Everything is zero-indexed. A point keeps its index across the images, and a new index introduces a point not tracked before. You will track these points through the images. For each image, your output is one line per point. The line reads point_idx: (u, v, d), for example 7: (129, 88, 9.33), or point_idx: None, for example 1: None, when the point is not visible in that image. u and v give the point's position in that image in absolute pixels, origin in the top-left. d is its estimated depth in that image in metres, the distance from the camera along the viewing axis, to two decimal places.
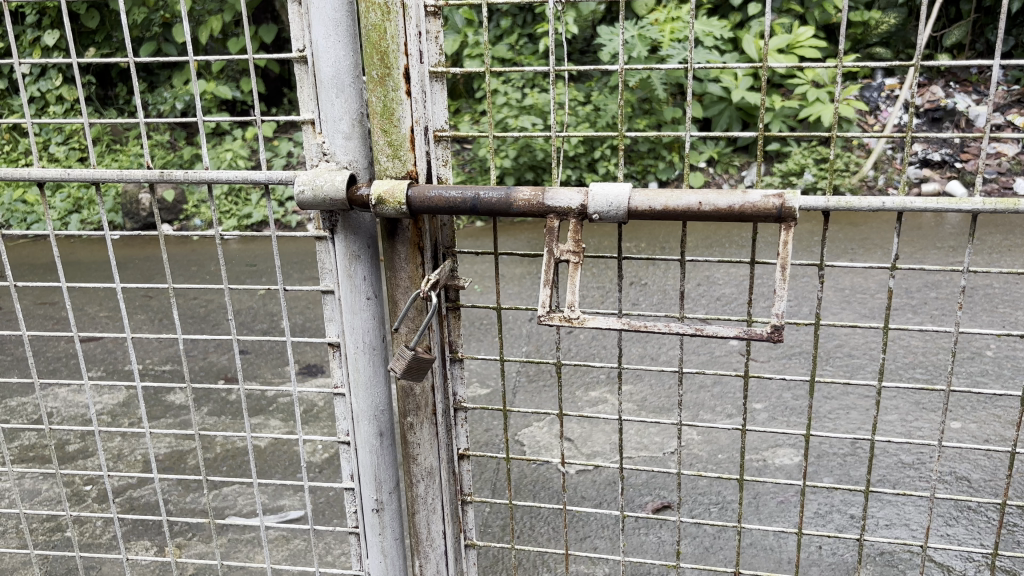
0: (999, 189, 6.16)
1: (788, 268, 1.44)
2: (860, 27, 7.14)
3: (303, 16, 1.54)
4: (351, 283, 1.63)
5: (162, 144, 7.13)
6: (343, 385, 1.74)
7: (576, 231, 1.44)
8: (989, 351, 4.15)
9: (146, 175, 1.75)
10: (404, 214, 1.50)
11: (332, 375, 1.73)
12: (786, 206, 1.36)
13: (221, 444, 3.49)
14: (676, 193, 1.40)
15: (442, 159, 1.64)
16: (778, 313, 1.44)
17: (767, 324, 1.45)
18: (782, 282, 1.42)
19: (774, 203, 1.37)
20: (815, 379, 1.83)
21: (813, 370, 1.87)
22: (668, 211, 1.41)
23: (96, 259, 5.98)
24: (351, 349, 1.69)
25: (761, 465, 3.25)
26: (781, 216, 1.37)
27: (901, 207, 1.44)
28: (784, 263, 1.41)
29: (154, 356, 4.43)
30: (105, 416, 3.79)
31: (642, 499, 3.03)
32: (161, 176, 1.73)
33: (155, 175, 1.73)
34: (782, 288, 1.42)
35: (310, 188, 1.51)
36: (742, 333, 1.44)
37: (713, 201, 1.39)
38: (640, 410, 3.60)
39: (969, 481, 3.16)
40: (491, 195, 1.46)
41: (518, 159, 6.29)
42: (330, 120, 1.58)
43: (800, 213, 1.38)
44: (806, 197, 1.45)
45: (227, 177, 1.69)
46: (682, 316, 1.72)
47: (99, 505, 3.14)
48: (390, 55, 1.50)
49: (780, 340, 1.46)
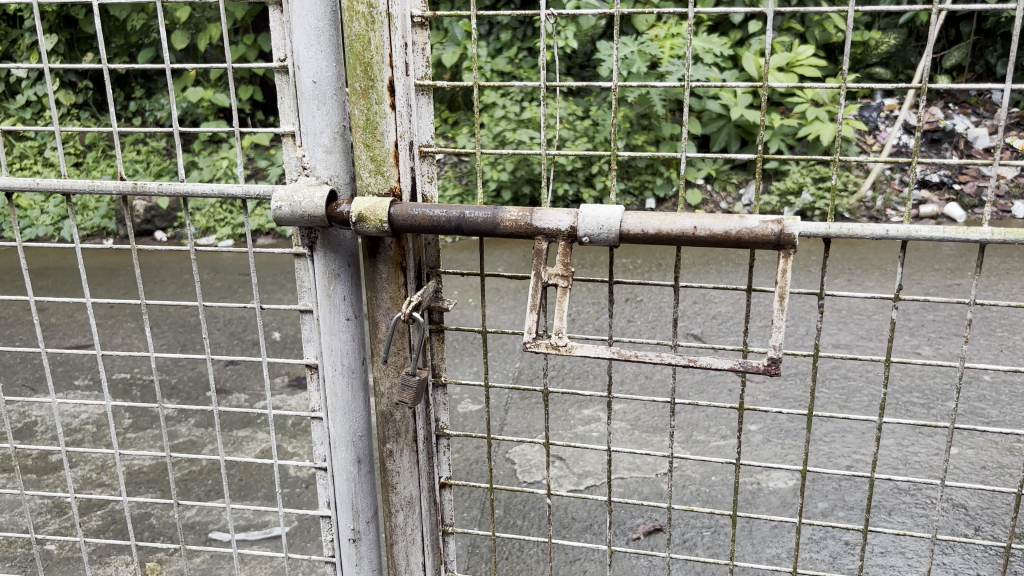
0: (997, 212, 6.16)
1: (786, 297, 1.37)
2: (860, 47, 7.17)
3: (285, 24, 1.50)
4: (330, 302, 1.58)
5: (158, 152, 7.11)
6: (320, 409, 1.68)
7: (565, 254, 1.38)
8: (987, 376, 4.13)
9: (119, 187, 1.68)
10: (384, 233, 1.44)
11: (309, 397, 1.68)
12: (786, 232, 1.30)
13: (207, 458, 3.46)
14: (671, 216, 1.34)
15: (428, 175, 1.59)
16: (775, 345, 1.37)
17: (764, 356, 1.38)
18: (780, 312, 1.35)
19: (773, 229, 1.31)
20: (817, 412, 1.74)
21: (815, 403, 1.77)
22: (662, 235, 1.35)
23: (87, 266, 5.95)
24: (329, 372, 1.63)
25: (754, 488, 3.22)
26: (780, 242, 1.31)
27: (905, 235, 1.38)
28: (783, 292, 1.35)
29: (142, 366, 4.39)
30: (89, 426, 3.76)
31: (633, 521, 2.99)
32: (135, 187, 1.66)
33: (129, 186, 1.67)
34: (779, 318, 1.36)
35: (287, 204, 1.45)
36: (737, 365, 1.37)
37: (709, 225, 1.33)
38: (633, 430, 3.57)
39: (966, 508, 3.14)
40: (476, 215, 1.40)
41: (515, 172, 6.23)
42: (311, 132, 1.53)
43: (800, 239, 1.32)
44: (806, 223, 1.39)
45: (203, 189, 1.62)
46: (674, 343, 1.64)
47: (80, 518, 3.09)
48: (375, 66, 1.46)
49: (777, 373, 1.39)
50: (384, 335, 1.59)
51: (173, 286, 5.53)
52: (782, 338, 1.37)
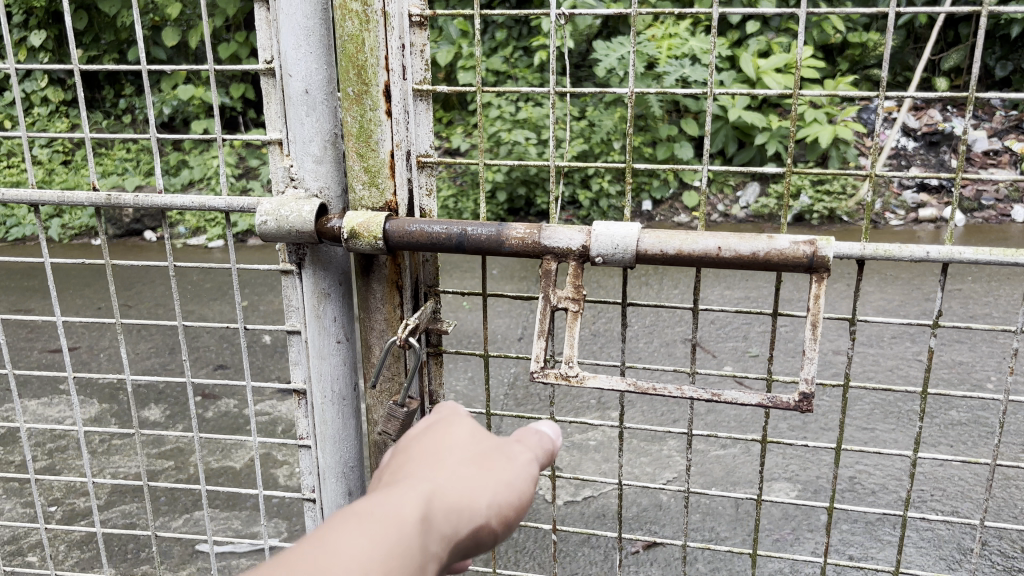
0: (996, 216, 6.10)
1: (818, 325, 1.28)
2: (858, 48, 7.10)
3: (272, 23, 1.41)
4: (320, 325, 1.49)
5: (149, 150, 7.02)
6: (308, 437, 1.59)
7: (576, 275, 1.29)
8: (990, 383, 4.06)
9: (92, 198, 1.58)
10: (379, 250, 1.34)
11: (297, 425, 1.58)
12: (818, 254, 1.21)
13: (197, 465, 3.37)
14: (693, 236, 1.25)
15: (426, 187, 1.49)
16: (807, 378, 1.28)
17: (795, 391, 1.29)
18: (812, 342, 1.26)
19: (805, 251, 1.22)
20: (840, 444, 1.66)
21: (841, 438, 1.68)
22: (682, 255, 1.26)
23: (76, 266, 5.85)
24: (318, 399, 1.53)
25: (756, 499, 3.13)
26: (811, 265, 1.22)
27: (947, 258, 1.29)
28: (816, 320, 1.26)
29: (130, 369, 4.29)
30: (75, 432, 3.66)
31: (633, 534, 2.90)
32: (109, 199, 1.56)
33: (103, 198, 1.57)
34: (812, 349, 1.27)
35: (274, 218, 1.35)
36: (766, 400, 1.28)
37: (734, 245, 1.24)
38: (632, 439, 3.48)
39: (973, 521, 3.06)
40: (479, 232, 1.31)
41: (511, 173, 6.14)
42: (299, 140, 1.43)
43: (832, 262, 1.23)
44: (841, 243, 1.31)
45: (182, 201, 1.53)
46: (693, 374, 1.56)
47: (64, 528, 2.99)
48: (369, 69, 1.36)
49: (808, 410, 1.30)
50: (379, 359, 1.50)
51: (162, 287, 5.42)
52: (815, 370, 1.28)
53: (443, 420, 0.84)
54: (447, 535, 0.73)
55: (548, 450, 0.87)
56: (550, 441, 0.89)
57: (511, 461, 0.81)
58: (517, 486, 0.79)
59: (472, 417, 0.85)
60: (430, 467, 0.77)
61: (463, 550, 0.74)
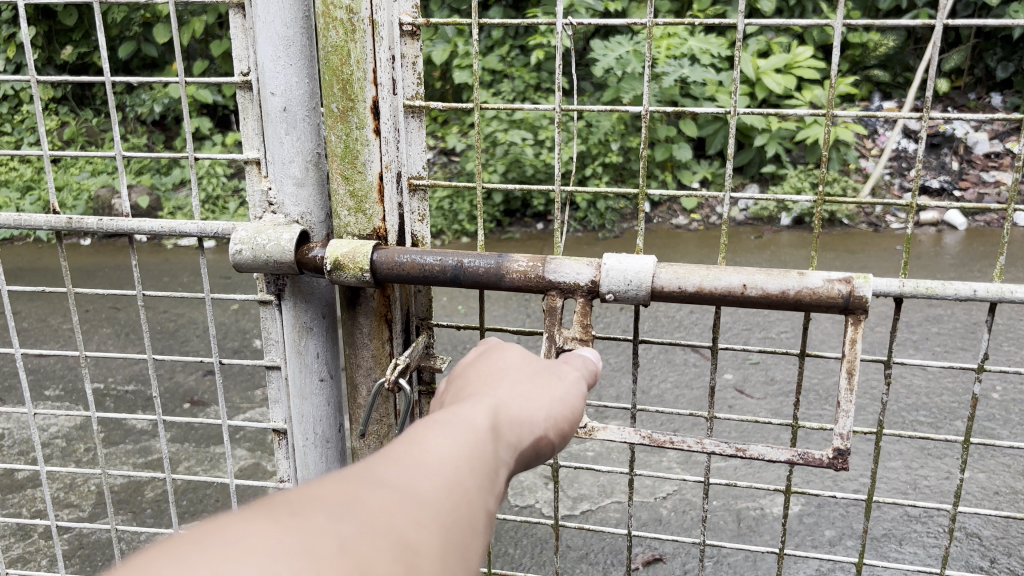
0: (998, 220, 6.00)
1: (855, 374, 1.21)
2: (859, 49, 7.01)
3: (249, 32, 1.33)
4: (302, 361, 1.42)
5: (139, 149, 6.90)
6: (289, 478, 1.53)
7: (584, 313, 1.20)
8: (995, 393, 3.96)
9: (52, 222, 1.49)
10: (366, 282, 1.26)
11: (277, 465, 1.52)
12: (855, 293, 1.13)
13: (184, 476, 3.26)
14: (716, 271, 1.16)
15: (418, 213, 1.41)
16: (843, 433, 1.21)
17: (829, 447, 1.22)
18: (849, 394, 1.19)
19: (841, 290, 1.14)
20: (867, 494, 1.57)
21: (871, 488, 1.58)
22: (703, 293, 1.17)
23: (64, 266, 5.73)
24: (301, 440, 1.47)
25: (758, 514, 3.04)
26: (848, 305, 1.14)
27: (995, 296, 1.20)
28: (852, 367, 1.18)
29: (117, 374, 4.18)
30: (59, 440, 3.55)
31: (631, 550, 2.80)
32: (71, 222, 1.47)
33: (64, 222, 1.48)
34: (848, 402, 1.19)
35: (249, 247, 1.26)
36: (796, 458, 1.22)
37: (762, 283, 1.15)
38: (630, 450, 3.38)
39: (981, 538, 2.97)
40: (476, 264, 1.22)
41: (507, 174, 6.04)
42: (278, 161, 1.36)
43: (870, 302, 1.15)
44: (876, 278, 1.23)
45: (149, 226, 1.43)
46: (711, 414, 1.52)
47: (45, 542, 2.88)
48: (354, 85, 1.29)
49: (843, 467, 1.23)
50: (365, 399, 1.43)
51: (152, 289, 5.31)
52: (851, 424, 1.20)
53: (491, 355, 0.96)
54: (515, 440, 0.81)
55: (589, 370, 1.02)
56: (591, 366, 1.04)
57: (557, 384, 0.93)
58: (567, 404, 0.91)
59: (519, 348, 0.99)
60: (494, 379, 0.89)
61: (531, 451, 0.83)
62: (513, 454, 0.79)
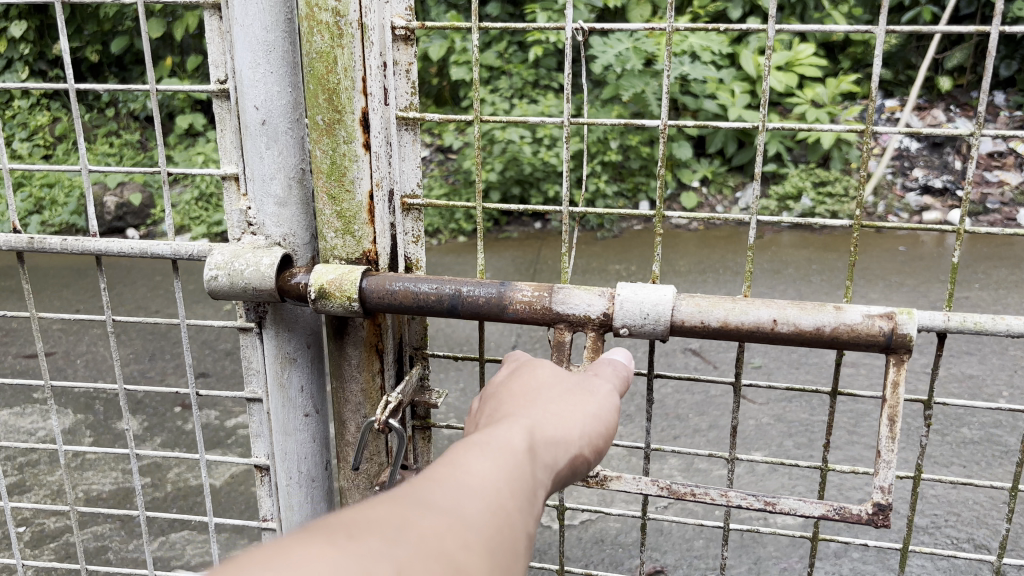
0: (1003, 220, 5.89)
1: (896, 422, 1.17)
2: (860, 46, 6.93)
3: (225, 35, 1.25)
4: (285, 392, 1.38)
5: (132, 146, 6.80)
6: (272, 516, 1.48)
7: (595, 346, 1.15)
8: (1002, 399, 3.88)
9: (13, 242, 1.40)
10: (354, 311, 1.19)
11: (260, 503, 1.48)
12: (899, 331, 1.08)
13: (173, 482, 3.17)
14: (744, 305, 1.11)
15: (412, 233, 1.34)
16: (882, 485, 1.18)
17: (869, 502, 1.19)
18: (891, 443, 1.16)
19: (883, 327, 1.09)
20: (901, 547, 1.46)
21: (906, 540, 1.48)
22: (728, 328, 1.12)
23: (54, 264, 5.63)
24: (284, 476, 1.43)
25: (761, 524, 2.95)
26: (890, 345, 1.09)
27: None
28: (894, 412, 1.15)
29: (107, 377, 4.09)
30: (46, 444, 3.46)
31: (632, 561, 2.70)
32: (32, 241, 1.38)
33: (25, 241, 1.39)
34: (889, 453, 1.16)
35: (225, 273, 1.20)
36: (831, 512, 1.20)
37: (794, 317, 1.10)
38: (630, 457, 3.30)
39: (989, 550, 2.88)
40: (477, 293, 1.16)
41: (504, 172, 5.94)
42: (258, 178, 1.29)
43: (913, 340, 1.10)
44: (922, 311, 1.16)
45: (116, 248, 1.35)
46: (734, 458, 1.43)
47: (30, 551, 2.79)
48: (342, 94, 1.21)
49: (885, 523, 1.20)
50: (353, 435, 1.38)
51: (143, 288, 5.21)
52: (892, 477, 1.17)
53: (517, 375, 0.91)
54: (552, 459, 0.77)
55: (621, 378, 0.99)
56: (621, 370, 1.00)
57: (590, 394, 0.88)
58: (603, 414, 0.86)
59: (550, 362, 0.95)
60: (529, 395, 0.86)
61: (569, 470, 0.80)
62: (553, 473, 0.76)
